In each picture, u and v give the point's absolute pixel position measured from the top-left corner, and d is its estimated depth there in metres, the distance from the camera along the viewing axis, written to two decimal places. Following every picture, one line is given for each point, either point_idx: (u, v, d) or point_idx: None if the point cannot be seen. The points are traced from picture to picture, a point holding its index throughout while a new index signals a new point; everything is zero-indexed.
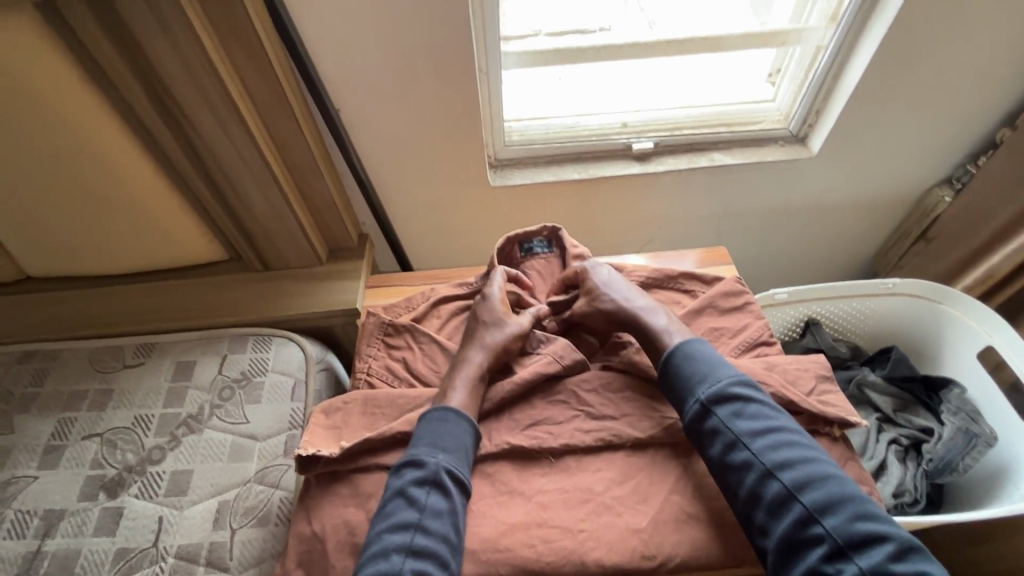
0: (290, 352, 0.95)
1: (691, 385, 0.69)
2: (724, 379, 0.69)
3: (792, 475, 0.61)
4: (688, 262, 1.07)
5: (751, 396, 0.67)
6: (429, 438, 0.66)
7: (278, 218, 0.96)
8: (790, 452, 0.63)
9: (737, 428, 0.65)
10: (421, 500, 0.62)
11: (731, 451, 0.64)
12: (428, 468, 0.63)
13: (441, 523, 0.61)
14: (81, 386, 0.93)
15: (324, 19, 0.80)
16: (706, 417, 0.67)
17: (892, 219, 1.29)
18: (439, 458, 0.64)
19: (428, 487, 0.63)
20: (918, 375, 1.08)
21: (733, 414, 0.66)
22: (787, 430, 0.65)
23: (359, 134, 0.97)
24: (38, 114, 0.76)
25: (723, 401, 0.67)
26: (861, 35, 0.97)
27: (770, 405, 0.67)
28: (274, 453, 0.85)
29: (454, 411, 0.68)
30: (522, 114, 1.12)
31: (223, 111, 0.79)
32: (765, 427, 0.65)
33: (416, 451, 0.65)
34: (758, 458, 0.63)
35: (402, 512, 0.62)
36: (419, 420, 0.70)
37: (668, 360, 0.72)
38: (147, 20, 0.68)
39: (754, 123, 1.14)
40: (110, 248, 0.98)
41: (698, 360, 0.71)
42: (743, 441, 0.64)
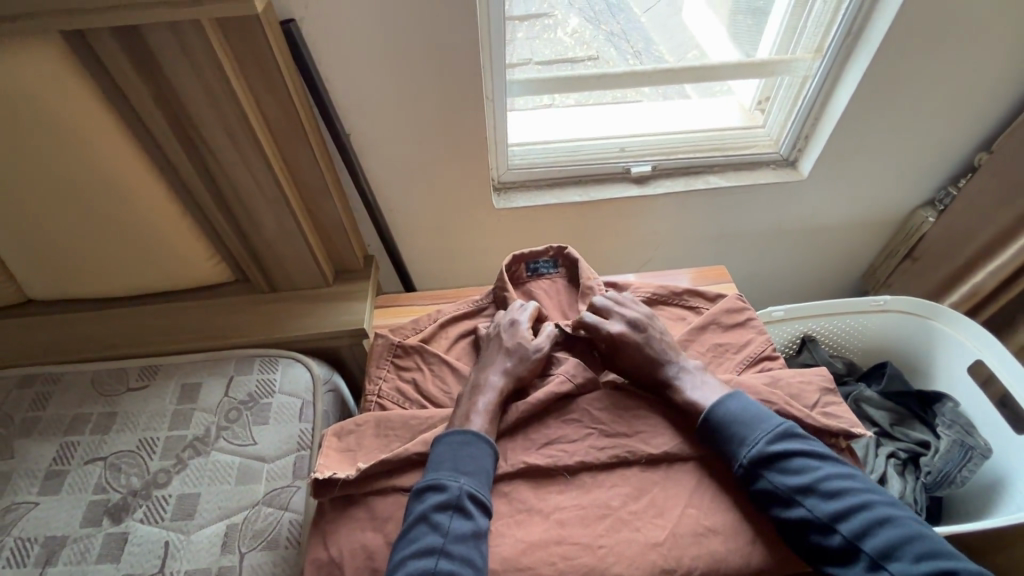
0: (297, 373, 0.96)
1: (731, 448, 0.67)
2: (763, 437, 0.66)
3: (849, 525, 0.60)
4: (686, 280, 1.10)
5: (794, 449, 0.66)
6: (451, 461, 0.67)
7: (289, 240, 0.97)
8: (843, 501, 0.62)
9: (787, 485, 0.63)
10: (444, 524, 0.62)
11: (787, 509, 0.63)
12: (451, 492, 0.64)
13: (465, 547, 0.61)
14: (85, 409, 0.92)
15: (340, 50, 0.84)
16: (753, 479, 0.65)
17: (880, 239, 1.34)
18: (461, 481, 0.65)
19: (451, 510, 0.63)
20: (913, 390, 1.11)
21: (779, 472, 0.64)
22: (836, 476, 0.64)
23: (368, 159, 0.99)
24: (58, 138, 0.77)
25: (766, 460, 0.65)
26: (846, 66, 1.03)
27: (814, 454, 0.65)
28: (282, 475, 0.85)
29: (476, 434, 0.69)
30: (525, 139, 1.15)
31: (239, 134, 0.80)
32: (815, 479, 0.63)
33: (438, 475, 0.66)
34: (813, 514, 0.62)
35: (426, 537, 0.61)
36: (435, 442, 0.70)
37: (704, 420, 0.69)
38: (173, 50, 0.70)
39: (746, 148, 1.19)
40: (117, 269, 0.98)
41: (734, 418, 0.68)
42: (797, 499, 0.63)
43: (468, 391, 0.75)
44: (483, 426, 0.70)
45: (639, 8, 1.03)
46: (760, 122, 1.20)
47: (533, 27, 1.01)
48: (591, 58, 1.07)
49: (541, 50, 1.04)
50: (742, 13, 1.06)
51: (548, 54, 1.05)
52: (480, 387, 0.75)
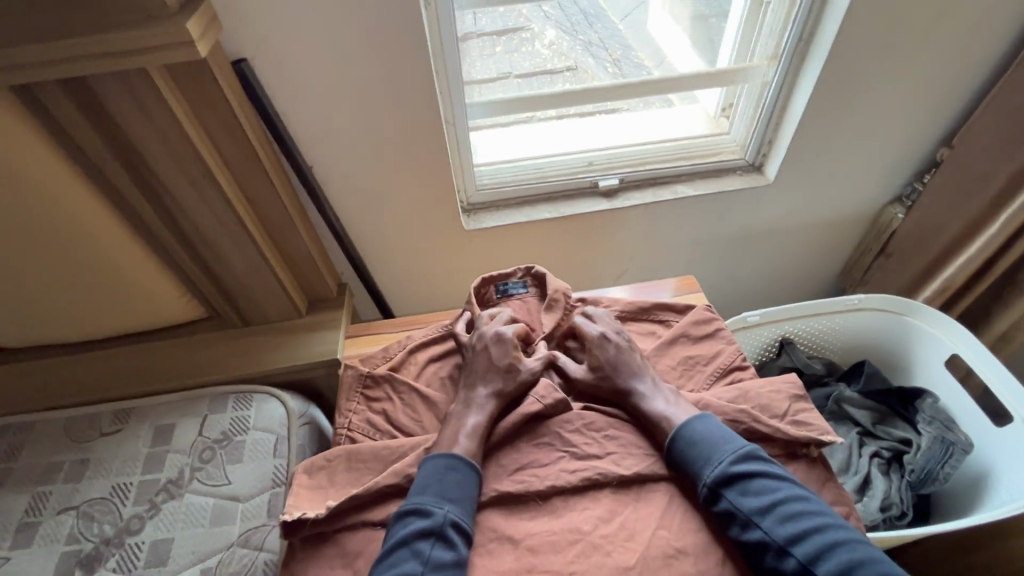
0: (271, 408, 0.95)
1: (695, 468, 0.67)
2: (727, 458, 0.67)
3: (804, 548, 0.60)
4: (665, 291, 1.10)
5: (755, 470, 0.66)
6: (436, 487, 0.66)
7: (257, 274, 0.97)
8: (799, 524, 0.61)
9: (746, 506, 0.63)
10: (425, 552, 0.61)
11: (745, 531, 0.63)
12: (435, 518, 0.63)
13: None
14: (58, 457, 0.91)
15: (295, 85, 0.84)
16: (715, 500, 0.65)
17: (854, 237, 1.34)
18: (445, 508, 0.64)
19: (434, 538, 0.62)
20: (892, 387, 1.11)
21: (739, 492, 0.65)
22: (795, 499, 0.63)
23: (332, 188, 0.99)
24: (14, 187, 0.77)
25: (728, 481, 0.65)
26: (801, 71, 1.04)
27: (775, 476, 0.65)
28: (257, 514, 0.84)
29: (460, 458, 0.68)
30: (492, 158, 1.15)
31: (196, 174, 0.80)
32: (773, 500, 0.63)
33: (423, 499, 0.65)
34: (770, 536, 0.61)
35: (406, 564, 0.61)
36: (421, 463, 0.70)
37: (672, 442, 0.69)
38: (122, 97, 0.70)
39: (713, 156, 1.20)
40: (87, 314, 0.97)
41: (699, 438, 0.69)
42: (754, 521, 0.62)
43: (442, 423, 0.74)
44: (467, 449, 0.70)
45: (615, 14, 1.05)
46: (725, 128, 1.21)
47: (511, 41, 1.05)
48: (570, 69, 1.10)
49: (520, 62, 1.07)
50: (713, 16, 1.07)
51: (527, 66, 1.08)
52: (466, 407, 0.75)
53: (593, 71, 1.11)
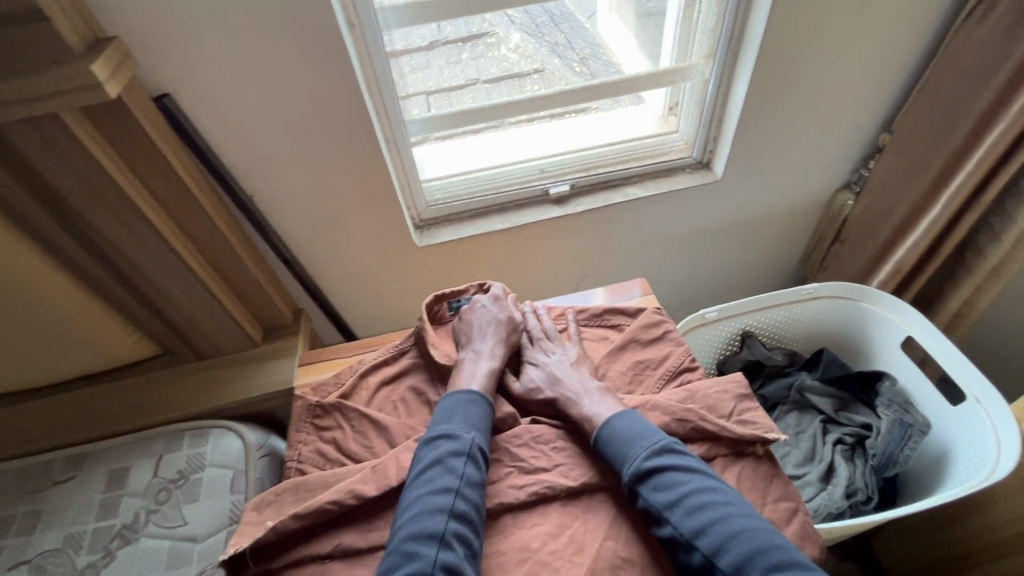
0: (227, 442, 0.94)
1: (615, 467, 0.68)
2: (641, 454, 0.67)
3: (708, 540, 0.60)
4: (636, 295, 1.03)
5: (668, 464, 0.66)
6: (463, 416, 0.72)
7: (205, 308, 0.96)
8: (705, 516, 0.61)
9: (657, 502, 0.64)
10: (459, 468, 0.67)
11: (659, 527, 0.64)
12: (465, 441, 0.69)
13: (475, 492, 0.66)
14: (9, 511, 0.89)
15: (224, 115, 0.83)
16: (632, 497, 0.66)
17: (809, 225, 1.35)
18: (473, 434, 0.71)
19: (466, 458, 0.68)
20: (852, 372, 1.13)
21: (652, 488, 0.65)
22: (702, 491, 0.63)
23: (277, 216, 0.98)
24: None
25: (641, 477, 0.66)
26: (736, 69, 1.05)
27: (685, 468, 0.65)
28: (215, 553, 0.83)
29: (480, 396, 0.76)
30: (443, 172, 1.15)
31: (126, 214, 0.79)
32: (682, 494, 0.63)
33: (450, 427, 0.71)
34: (679, 531, 0.62)
35: (442, 478, 0.66)
36: (441, 401, 0.76)
37: (596, 443, 0.70)
38: (35, 144, 0.69)
39: (661, 155, 1.21)
40: (33, 363, 0.96)
41: (618, 436, 0.69)
42: (664, 515, 0.63)
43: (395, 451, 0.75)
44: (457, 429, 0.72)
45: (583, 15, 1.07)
46: (674, 127, 1.21)
47: (476, 47, 1.05)
48: (537, 71, 1.09)
49: (486, 68, 1.07)
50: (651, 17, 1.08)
51: (494, 71, 1.07)
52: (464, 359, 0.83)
53: (554, 71, 1.11)
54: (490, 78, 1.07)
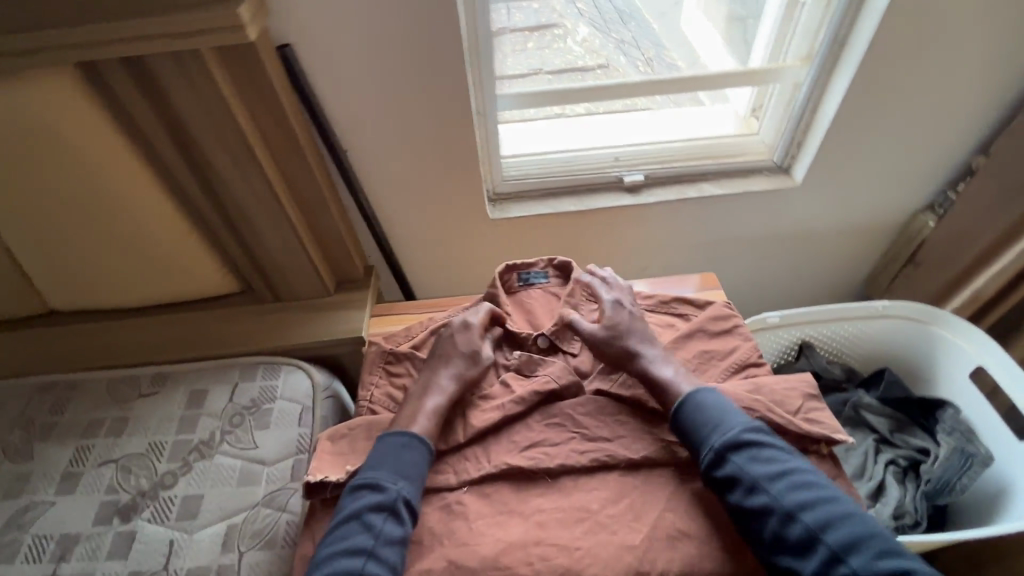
0: (297, 380, 1.00)
1: (703, 434, 0.70)
2: (736, 427, 0.69)
3: (811, 515, 0.63)
4: (687, 287, 1.06)
5: (764, 440, 0.69)
6: (393, 464, 0.69)
7: (289, 251, 1.01)
8: (807, 493, 0.64)
9: (755, 472, 0.66)
10: (376, 526, 0.65)
11: (751, 496, 0.65)
12: (387, 494, 0.67)
13: (393, 552, 0.64)
14: (100, 414, 0.97)
15: (333, 70, 0.88)
16: (721, 464, 0.68)
17: (882, 244, 1.32)
18: (400, 485, 0.68)
19: (386, 513, 0.66)
20: (912, 397, 1.10)
21: (749, 459, 0.67)
22: (800, 470, 0.67)
23: (366, 173, 1.03)
24: (73, 148, 0.83)
25: (737, 447, 0.68)
26: (833, 74, 1.04)
27: (782, 447, 0.69)
28: (281, 478, 0.88)
29: (418, 439, 0.72)
30: (519, 150, 1.17)
31: (240, 153, 0.85)
32: (781, 470, 0.66)
33: (377, 476, 0.69)
34: (777, 503, 0.64)
35: (357, 536, 0.65)
36: (378, 440, 0.73)
37: (678, 411, 0.72)
38: (175, 76, 0.75)
39: (740, 156, 1.20)
40: (132, 282, 1.04)
41: (712, 406, 0.72)
42: (762, 485, 0.65)
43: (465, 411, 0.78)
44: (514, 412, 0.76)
45: (652, 14, 1.09)
46: (755, 129, 1.20)
47: (543, 37, 1.07)
48: (599, 66, 1.12)
49: (549, 60, 1.09)
50: (749, 19, 1.09)
51: (558, 63, 1.09)
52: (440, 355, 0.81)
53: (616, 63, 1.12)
54: (551, 71, 1.09)
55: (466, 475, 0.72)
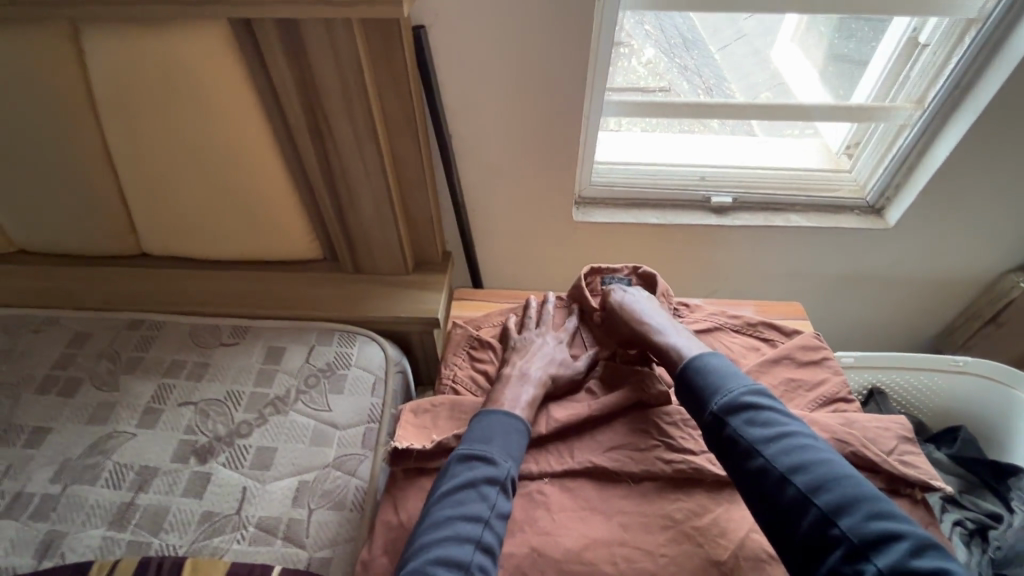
0: (372, 351, 1.02)
1: (703, 398, 0.69)
2: (736, 389, 0.68)
3: (804, 477, 0.59)
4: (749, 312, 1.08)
5: (764, 403, 0.66)
6: (504, 441, 0.69)
7: (382, 226, 1.04)
8: (801, 455, 0.61)
9: (751, 434, 0.64)
10: (491, 497, 0.64)
11: (746, 459, 0.63)
12: (501, 469, 0.66)
13: (502, 525, 0.64)
14: (183, 357, 1.01)
15: (457, 57, 0.90)
16: (719, 427, 0.67)
17: (963, 300, 1.29)
18: (511, 463, 0.68)
19: (500, 487, 0.65)
20: (984, 459, 1.05)
21: (745, 422, 0.65)
22: (800, 434, 0.63)
23: (464, 160, 1.05)
24: (208, 99, 0.87)
25: (734, 410, 0.66)
26: (947, 122, 1.02)
27: (784, 411, 0.66)
28: (352, 442, 0.90)
29: (518, 420, 0.72)
30: (609, 158, 1.19)
31: (361, 126, 0.88)
32: (778, 432, 0.63)
33: (489, 449, 0.68)
34: (770, 464, 0.61)
35: (473, 504, 0.63)
36: (479, 416, 0.72)
37: (682, 372, 0.74)
38: (321, 42, 0.78)
39: (832, 191, 1.19)
40: (227, 235, 1.08)
41: (711, 370, 0.72)
42: (756, 447, 0.63)
43: (550, 409, 0.78)
44: (602, 417, 0.77)
45: (715, 44, 1.05)
46: (847, 167, 1.19)
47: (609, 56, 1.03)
48: (661, 90, 1.09)
49: (619, 77, 1.07)
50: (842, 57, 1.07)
51: (619, 81, 1.07)
52: (529, 350, 0.84)
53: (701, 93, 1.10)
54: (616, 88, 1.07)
55: (548, 467, 0.73)
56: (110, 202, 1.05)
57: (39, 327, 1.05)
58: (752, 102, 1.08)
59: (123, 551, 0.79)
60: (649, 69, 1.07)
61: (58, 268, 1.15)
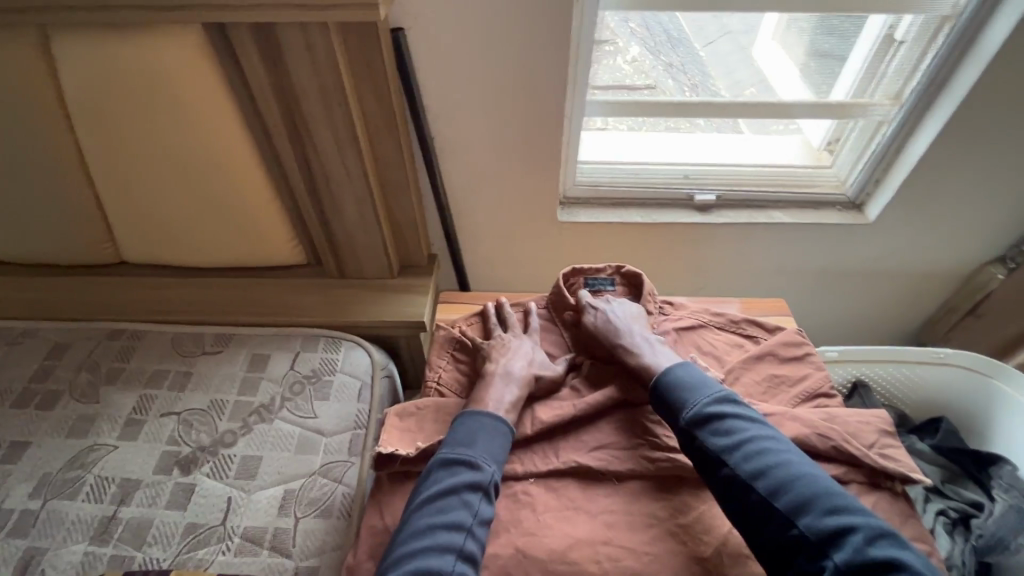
0: (357, 356, 1.01)
1: (672, 411, 0.71)
2: (702, 401, 0.70)
3: (768, 483, 0.62)
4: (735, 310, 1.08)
5: (728, 412, 0.69)
6: (487, 445, 0.69)
7: (365, 230, 1.03)
8: (764, 460, 0.64)
9: (717, 445, 0.66)
10: (474, 503, 0.65)
11: (714, 468, 0.66)
12: (485, 474, 0.66)
13: (485, 532, 0.64)
14: (164, 366, 0.99)
15: (437, 59, 0.90)
16: (689, 439, 0.69)
17: (943, 292, 1.31)
18: (495, 468, 0.68)
19: (483, 492, 0.65)
20: (968, 448, 1.07)
21: (711, 432, 0.67)
22: (762, 439, 0.66)
23: (447, 163, 1.04)
24: (183, 104, 0.86)
25: (700, 421, 0.69)
26: (923, 116, 1.04)
27: (747, 417, 0.68)
28: (338, 449, 0.89)
29: (503, 422, 0.72)
30: (593, 158, 1.19)
31: (340, 129, 0.87)
32: (742, 439, 0.66)
33: (473, 453, 0.68)
34: (736, 472, 0.64)
35: (456, 512, 0.63)
36: (463, 417, 0.73)
37: (654, 389, 0.74)
38: (297, 46, 0.78)
39: (814, 187, 1.19)
40: (207, 241, 1.06)
41: (679, 382, 0.73)
42: (723, 457, 0.65)
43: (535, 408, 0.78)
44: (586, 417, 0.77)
45: (700, 41, 1.05)
46: (828, 163, 1.20)
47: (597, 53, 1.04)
48: (648, 87, 1.09)
49: (605, 75, 1.07)
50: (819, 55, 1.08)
51: (605, 79, 1.07)
52: (509, 349, 0.83)
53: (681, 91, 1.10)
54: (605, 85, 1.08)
55: (534, 468, 0.73)
56: (85, 210, 1.03)
57: (16, 339, 1.03)
58: (736, 99, 1.09)
59: (106, 566, 0.78)
60: (631, 69, 1.07)
61: (35, 278, 1.13)
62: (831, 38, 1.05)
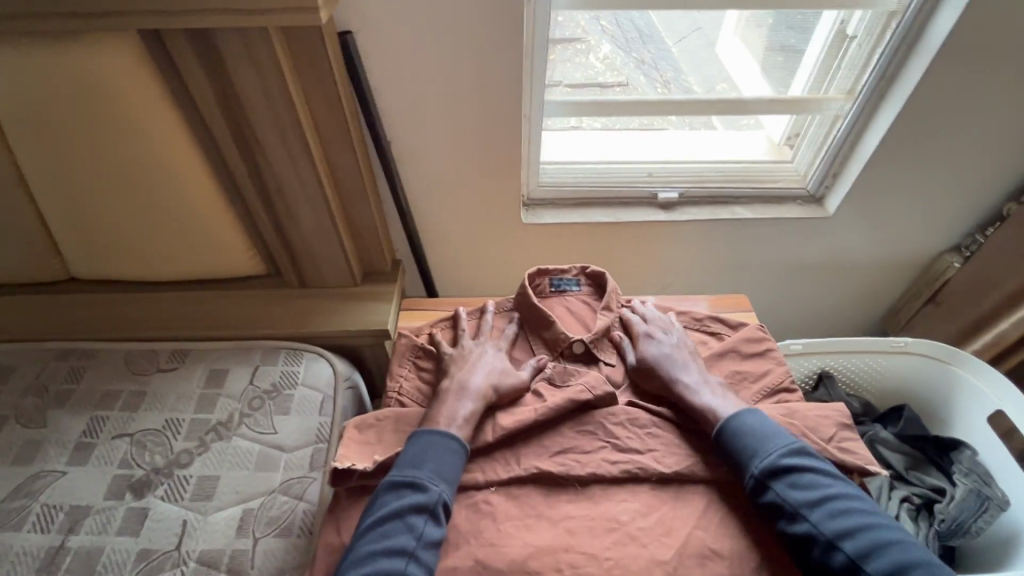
0: (319, 368, 0.98)
1: (743, 460, 0.70)
2: (775, 451, 0.70)
3: (853, 544, 0.63)
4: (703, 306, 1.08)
5: (805, 465, 0.69)
6: (434, 465, 0.68)
7: (323, 238, 1.01)
8: (847, 520, 0.64)
9: (795, 498, 0.66)
10: (417, 527, 0.64)
11: (791, 523, 0.66)
12: (430, 496, 0.66)
13: (432, 555, 0.64)
14: (116, 386, 0.96)
15: (388, 61, 0.88)
16: (762, 491, 0.68)
17: (904, 281, 1.34)
18: (442, 488, 0.67)
19: (428, 514, 0.65)
20: (929, 435, 1.09)
21: (787, 485, 0.68)
22: (843, 497, 0.66)
23: (405, 166, 1.02)
24: (122, 113, 0.83)
25: (775, 473, 0.68)
26: (877, 109, 1.05)
27: (824, 472, 0.68)
28: (299, 465, 0.87)
29: (455, 438, 0.71)
30: (556, 158, 1.18)
31: (289, 135, 0.85)
32: (822, 496, 0.66)
33: (419, 475, 0.67)
34: (818, 530, 0.65)
35: (398, 536, 0.63)
36: (415, 437, 0.72)
37: (716, 432, 0.73)
38: (237, 50, 0.75)
39: (775, 181, 1.20)
40: (158, 254, 1.03)
41: (747, 430, 0.72)
42: (802, 513, 0.65)
43: (496, 415, 0.77)
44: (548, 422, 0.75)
45: (672, 38, 1.05)
46: (788, 157, 1.21)
47: (566, 50, 1.04)
48: (620, 84, 1.09)
49: (572, 73, 1.06)
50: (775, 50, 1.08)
51: (579, 77, 1.07)
52: (468, 362, 0.82)
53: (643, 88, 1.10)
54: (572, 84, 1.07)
55: (495, 476, 0.72)
56: (26, 225, 0.98)
57: None
58: (712, 94, 1.10)
59: None
60: (591, 68, 1.06)
61: None
62: (788, 32, 1.06)
